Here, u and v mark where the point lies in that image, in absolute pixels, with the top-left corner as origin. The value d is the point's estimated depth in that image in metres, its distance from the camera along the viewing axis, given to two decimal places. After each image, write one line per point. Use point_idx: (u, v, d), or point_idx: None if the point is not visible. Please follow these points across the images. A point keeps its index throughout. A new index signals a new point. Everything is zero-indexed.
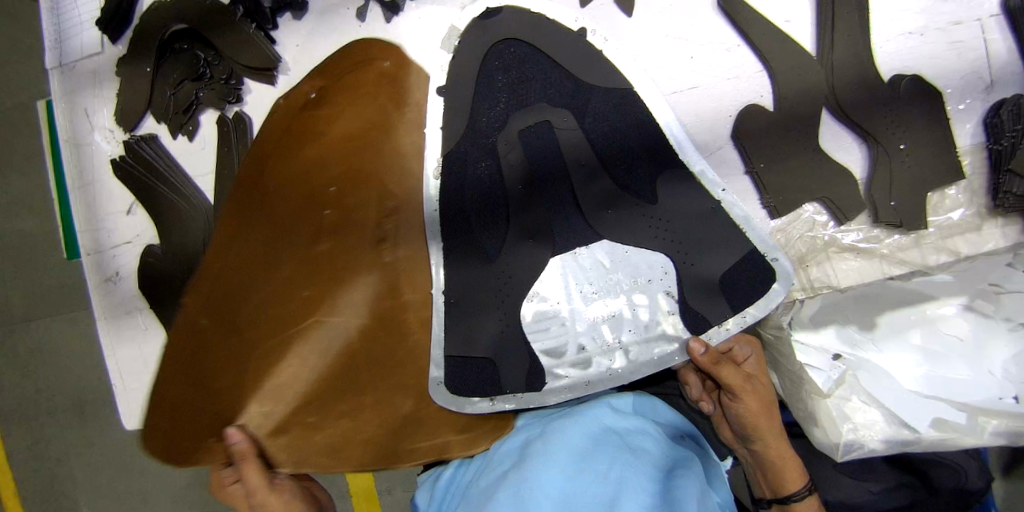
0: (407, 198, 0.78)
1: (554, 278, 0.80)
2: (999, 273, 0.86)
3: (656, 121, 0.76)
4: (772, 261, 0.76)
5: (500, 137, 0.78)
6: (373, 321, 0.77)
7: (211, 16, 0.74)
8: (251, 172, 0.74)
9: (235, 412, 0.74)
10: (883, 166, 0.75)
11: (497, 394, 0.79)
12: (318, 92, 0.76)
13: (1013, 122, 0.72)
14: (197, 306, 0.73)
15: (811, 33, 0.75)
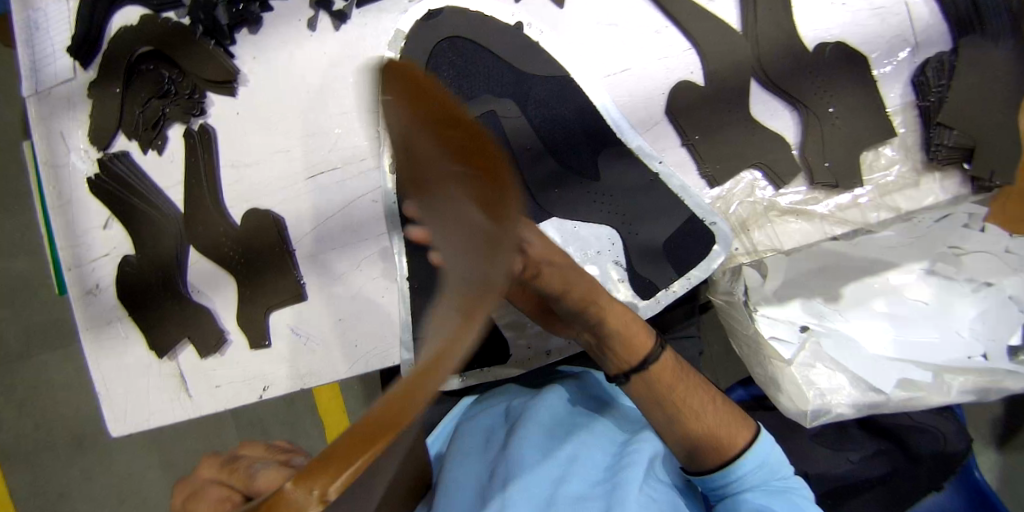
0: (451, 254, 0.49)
1: None
2: (957, 237, 0.85)
3: (594, 105, 0.75)
4: (710, 225, 0.74)
5: None
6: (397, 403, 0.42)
7: (172, 37, 0.81)
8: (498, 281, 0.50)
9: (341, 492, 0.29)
10: (815, 129, 0.76)
11: (466, 370, 0.78)
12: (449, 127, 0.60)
13: (938, 78, 0.78)
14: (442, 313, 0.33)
15: (734, 11, 0.77)
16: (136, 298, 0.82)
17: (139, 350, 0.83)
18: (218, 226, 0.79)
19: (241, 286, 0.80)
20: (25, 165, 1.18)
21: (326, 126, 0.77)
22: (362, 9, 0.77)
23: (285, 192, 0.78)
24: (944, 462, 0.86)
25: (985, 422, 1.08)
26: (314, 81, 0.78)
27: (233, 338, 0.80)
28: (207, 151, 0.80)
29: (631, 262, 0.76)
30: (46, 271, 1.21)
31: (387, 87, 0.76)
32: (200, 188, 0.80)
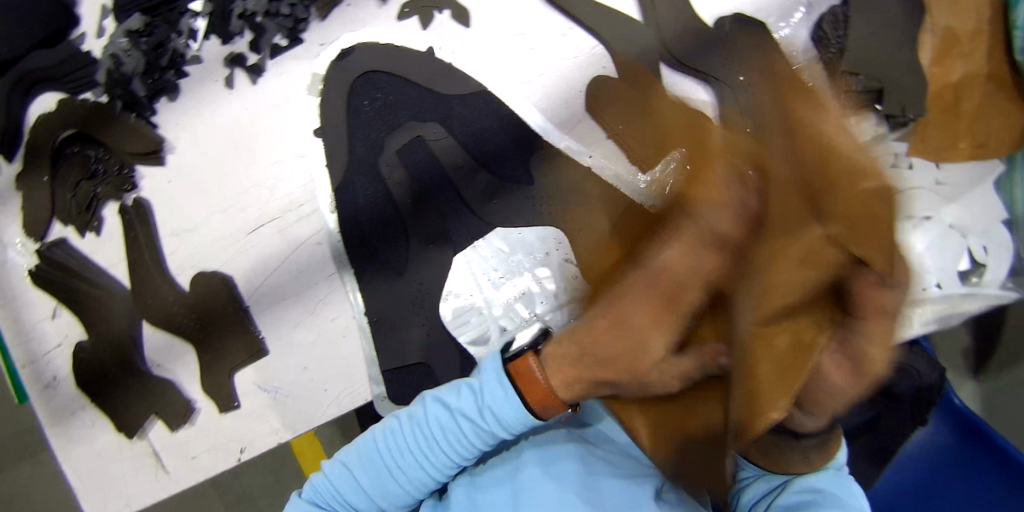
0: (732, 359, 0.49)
1: (461, 273, 0.77)
2: (887, 177, 0.88)
3: (527, 123, 0.78)
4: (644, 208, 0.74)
5: (381, 160, 0.78)
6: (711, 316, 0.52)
7: (94, 116, 0.81)
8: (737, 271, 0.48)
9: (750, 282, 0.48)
10: (729, 98, 0.78)
11: None
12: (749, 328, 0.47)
13: (834, 29, 0.83)
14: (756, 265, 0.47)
15: (631, 2, 0.80)
16: (95, 385, 0.80)
17: (109, 437, 0.81)
18: (168, 296, 0.79)
19: (199, 351, 0.78)
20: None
21: (259, 180, 0.78)
22: (275, 59, 0.78)
23: (229, 250, 0.78)
24: (923, 398, 0.86)
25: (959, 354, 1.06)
26: (239, 137, 0.78)
27: (201, 406, 0.79)
28: (145, 223, 0.79)
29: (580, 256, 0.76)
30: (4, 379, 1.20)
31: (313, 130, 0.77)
32: (143, 260, 0.79)
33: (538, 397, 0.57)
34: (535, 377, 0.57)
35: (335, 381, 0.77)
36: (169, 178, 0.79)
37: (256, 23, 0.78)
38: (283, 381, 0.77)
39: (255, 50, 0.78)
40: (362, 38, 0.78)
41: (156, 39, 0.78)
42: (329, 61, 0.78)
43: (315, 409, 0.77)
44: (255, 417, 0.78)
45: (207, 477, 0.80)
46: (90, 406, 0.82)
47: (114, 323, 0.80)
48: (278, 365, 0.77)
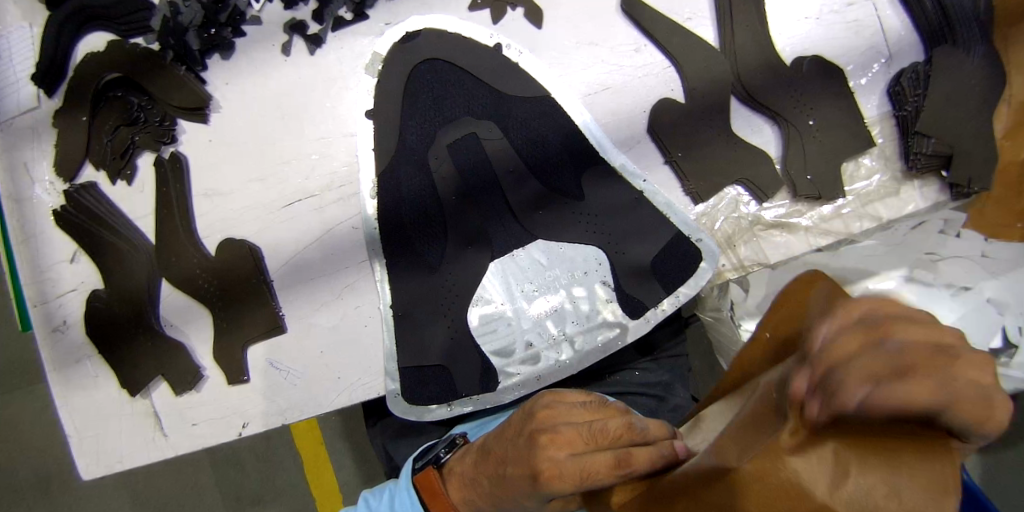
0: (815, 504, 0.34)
1: (495, 280, 0.75)
2: (934, 242, 0.88)
3: (574, 123, 0.74)
4: (697, 242, 0.72)
5: (430, 152, 0.75)
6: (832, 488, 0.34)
7: (141, 62, 0.78)
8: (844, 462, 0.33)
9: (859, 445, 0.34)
10: (795, 143, 0.77)
11: (454, 399, 0.75)
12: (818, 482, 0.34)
13: (914, 87, 0.79)
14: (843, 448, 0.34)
15: (710, 28, 0.77)
16: (105, 336, 0.79)
17: (111, 390, 0.80)
18: (192, 258, 0.76)
19: (216, 319, 0.76)
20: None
21: (302, 153, 0.75)
22: (338, 32, 0.75)
23: (261, 221, 0.76)
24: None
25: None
26: (288, 107, 0.76)
27: (210, 374, 0.77)
28: (179, 179, 0.77)
29: (619, 280, 0.74)
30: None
31: (365, 111, 0.74)
32: (172, 217, 0.77)
33: (437, 505, 0.64)
34: (435, 492, 0.65)
35: (349, 370, 0.75)
36: (211, 138, 0.77)
37: None
38: (297, 362, 0.75)
39: (317, 19, 0.75)
40: (430, 21, 0.75)
41: None
42: (392, 42, 0.75)
43: (326, 395, 0.75)
44: (262, 393, 0.76)
45: (203, 447, 0.78)
46: (96, 356, 0.81)
47: (133, 275, 0.78)
48: (295, 345, 0.75)
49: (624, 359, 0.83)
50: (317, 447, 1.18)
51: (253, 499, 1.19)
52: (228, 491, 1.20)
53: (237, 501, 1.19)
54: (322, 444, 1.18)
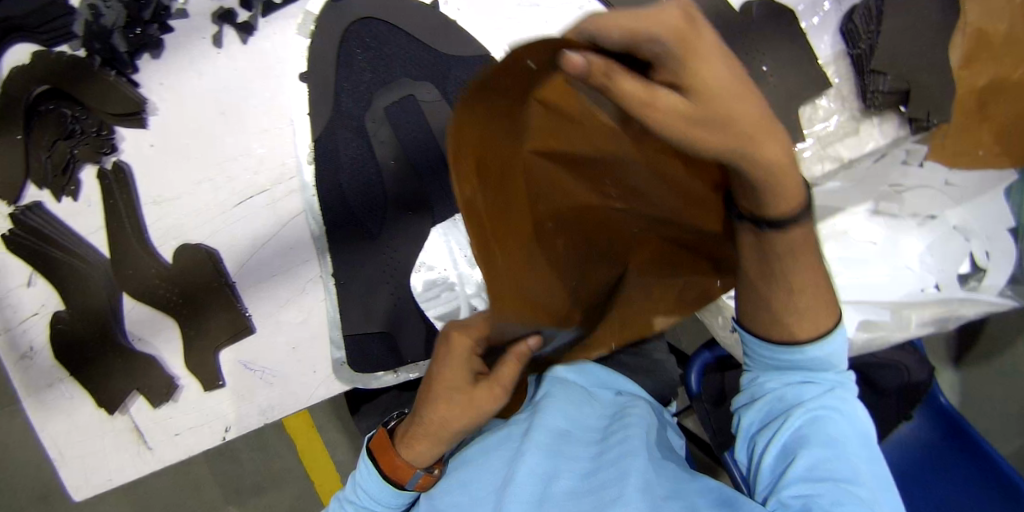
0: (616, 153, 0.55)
1: (438, 246, 0.74)
2: (897, 173, 0.88)
3: None
4: None
5: (367, 115, 0.72)
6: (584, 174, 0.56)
7: (70, 73, 0.75)
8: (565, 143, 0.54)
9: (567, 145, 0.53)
10: (752, 89, 0.76)
11: (399, 365, 0.75)
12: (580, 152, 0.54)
13: (866, 25, 0.79)
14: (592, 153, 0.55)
15: None
16: (74, 357, 0.77)
17: (89, 410, 0.79)
18: (149, 268, 0.74)
19: (183, 328, 0.74)
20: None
21: (247, 148, 0.72)
22: (269, 19, 0.71)
23: (213, 223, 0.72)
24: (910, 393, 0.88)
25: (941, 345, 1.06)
26: (227, 102, 0.72)
27: (185, 383, 0.76)
28: (124, 190, 0.74)
29: None
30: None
31: (299, 74, 0.72)
32: (123, 229, 0.74)
33: (388, 462, 0.60)
34: (386, 446, 0.60)
35: (324, 364, 0.74)
36: (151, 142, 0.74)
37: None
38: (269, 361, 0.74)
39: (246, 6, 0.71)
40: None
41: None
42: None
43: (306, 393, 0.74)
44: (239, 397, 0.75)
45: (190, 454, 0.77)
46: (68, 378, 0.80)
47: (94, 292, 0.76)
48: (265, 345, 0.74)
49: None
50: (309, 434, 1.19)
51: (253, 496, 1.20)
52: (227, 492, 1.20)
53: (239, 499, 1.20)
54: (315, 434, 1.19)
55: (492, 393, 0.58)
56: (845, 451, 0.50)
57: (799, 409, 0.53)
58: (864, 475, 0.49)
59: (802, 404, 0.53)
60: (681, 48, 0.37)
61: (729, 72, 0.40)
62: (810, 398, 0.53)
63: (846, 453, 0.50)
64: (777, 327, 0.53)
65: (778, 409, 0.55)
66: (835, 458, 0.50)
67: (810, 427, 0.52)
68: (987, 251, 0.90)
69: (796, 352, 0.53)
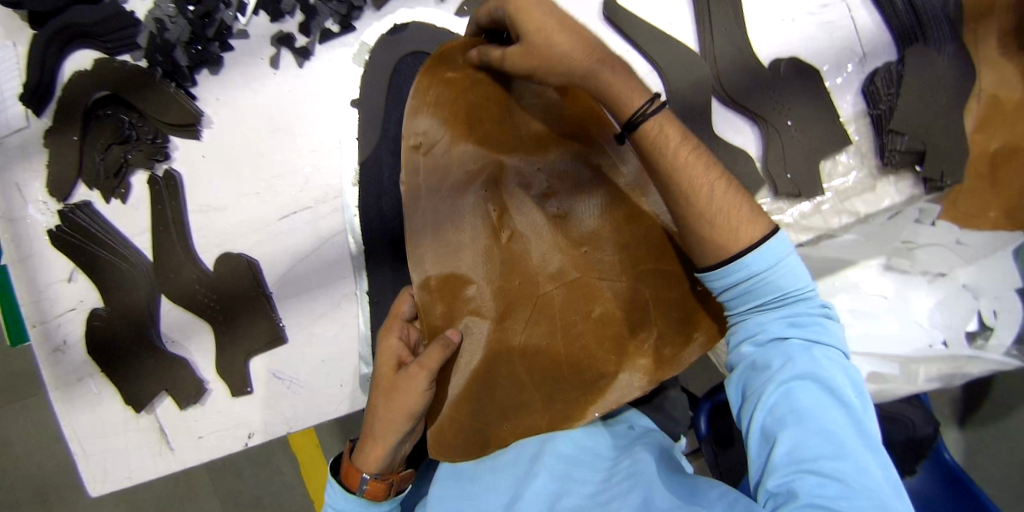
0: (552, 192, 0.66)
1: None
2: (910, 231, 0.92)
3: None
4: None
5: None
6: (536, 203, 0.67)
7: (130, 82, 0.78)
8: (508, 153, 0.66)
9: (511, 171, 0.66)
10: (776, 142, 0.80)
11: None
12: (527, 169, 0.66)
13: (887, 87, 0.82)
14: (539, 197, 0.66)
15: (691, 32, 0.80)
16: (106, 354, 0.80)
17: (116, 407, 0.81)
18: (190, 273, 0.77)
19: (217, 333, 0.77)
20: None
21: (294, 166, 0.76)
22: (327, 46, 0.76)
23: (257, 235, 0.76)
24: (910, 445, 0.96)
25: (946, 401, 1.08)
26: (279, 120, 0.76)
27: (214, 387, 0.79)
28: (173, 197, 0.77)
29: None
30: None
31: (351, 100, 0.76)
32: (168, 234, 0.77)
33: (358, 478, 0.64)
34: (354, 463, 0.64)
35: (351, 377, 0.77)
36: (203, 153, 0.77)
37: (308, 4, 0.74)
38: (299, 371, 0.77)
39: (304, 32, 0.75)
40: (418, 16, 0.76)
41: (204, 8, 0.75)
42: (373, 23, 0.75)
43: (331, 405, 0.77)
44: (268, 404, 0.78)
45: (212, 457, 0.80)
46: (97, 373, 0.82)
47: (133, 291, 0.79)
48: (296, 355, 0.77)
49: None
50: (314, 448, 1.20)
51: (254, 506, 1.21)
52: (230, 498, 1.21)
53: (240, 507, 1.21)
54: (318, 451, 1.20)
55: (423, 368, 0.61)
56: (824, 415, 0.50)
57: (773, 380, 0.52)
58: (847, 439, 0.49)
59: (769, 382, 0.52)
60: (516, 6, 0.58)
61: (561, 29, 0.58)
62: (775, 371, 0.53)
63: (824, 415, 0.50)
64: (715, 256, 0.55)
65: (748, 388, 0.54)
66: (815, 433, 0.49)
67: (782, 403, 0.51)
68: (994, 310, 0.94)
69: (729, 275, 0.55)
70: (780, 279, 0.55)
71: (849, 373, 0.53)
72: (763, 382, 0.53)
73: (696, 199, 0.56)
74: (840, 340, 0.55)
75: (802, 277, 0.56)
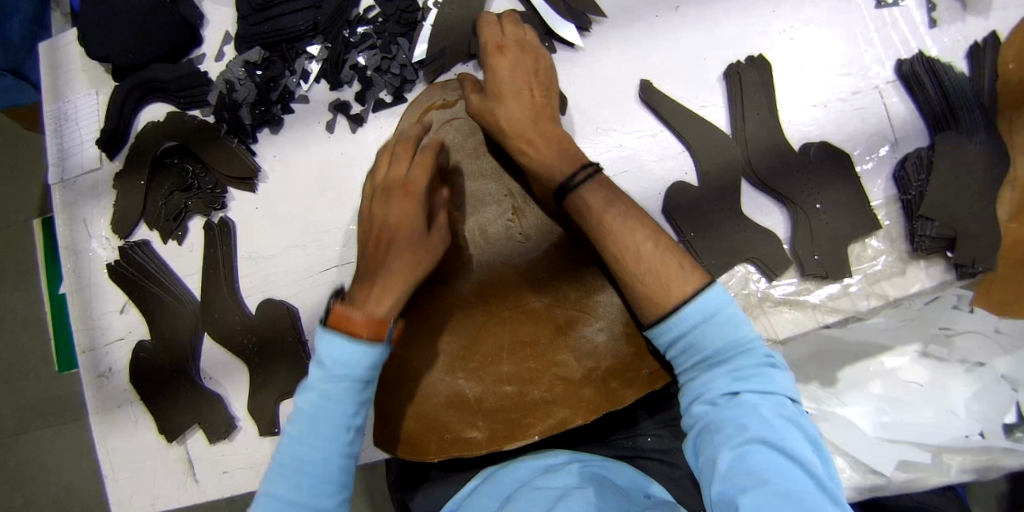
0: (528, 255, 0.78)
1: None
2: (947, 318, 0.95)
3: None
4: None
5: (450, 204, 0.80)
6: (511, 268, 0.78)
7: (197, 135, 0.86)
8: (485, 218, 0.78)
9: (489, 234, 0.78)
10: (803, 224, 0.81)
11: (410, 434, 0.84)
12: (513, 236, 0.78)
13: (917, 173, 0.83)
14: (516, 259, 0.78)
15: (724, 115, 0.83)
16: (146, 386, 0.84)
17: (149, 436, 0.85)
18: (233, 316, 0.82)
19: (252, 374, 0.81)
20: (32, 243, 1.28)
21: (339, 222, 0.81)
22: (379, 112, 0.82)
23: (300, 284, 0.81)
24: None
25: None
26: (329, 178, 0.82)
27: (243, 425, 0.82)
28: (226, 243, 0.83)
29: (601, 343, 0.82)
30: (44, 350, 1.27)
31: None
32: (218, 278, 0.83)
33: (354, 328, 0.61)
34: (349, 319, 0.61)
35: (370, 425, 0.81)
36: (256, 204, 0.83)
37: (366, 76, 0.82)
38: None
39: (359, 100, 0.82)
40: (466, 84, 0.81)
41: (271, 74, 0.84)
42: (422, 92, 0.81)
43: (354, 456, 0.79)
44: None
45: (234, 495, 0.82)
46: (136, 402, 0.86)
47: (177, 327, 0.84)
48: None
49: (638, 426, 0.87)
50: None
51: None
52: None
53: None
54: None
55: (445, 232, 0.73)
56: (782, 473, 0.51)
57: (729, 436, 0.54)
58: (810, 496, 0.49)
59: (725, 444, 0.54)
60: (493, 53, 0.74)
61: (524, 77, 0.73)
62: (729, 433, 0.54)
63: (780, 471, 0.51)
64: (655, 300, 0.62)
65: (705, 451, 0.56)
66: (776, 494, 0.49)
67: (739, 465, 0.52)
68: None
69: (669, 316, 0.61)
70: (720, 327, 0.60)
71: (798, 422, 0.55)
72: (717, 446, 0.54)
73: (622, 258, 0.64)
74: (786, 387, 0.58)
75: (741, 325, 0.60)
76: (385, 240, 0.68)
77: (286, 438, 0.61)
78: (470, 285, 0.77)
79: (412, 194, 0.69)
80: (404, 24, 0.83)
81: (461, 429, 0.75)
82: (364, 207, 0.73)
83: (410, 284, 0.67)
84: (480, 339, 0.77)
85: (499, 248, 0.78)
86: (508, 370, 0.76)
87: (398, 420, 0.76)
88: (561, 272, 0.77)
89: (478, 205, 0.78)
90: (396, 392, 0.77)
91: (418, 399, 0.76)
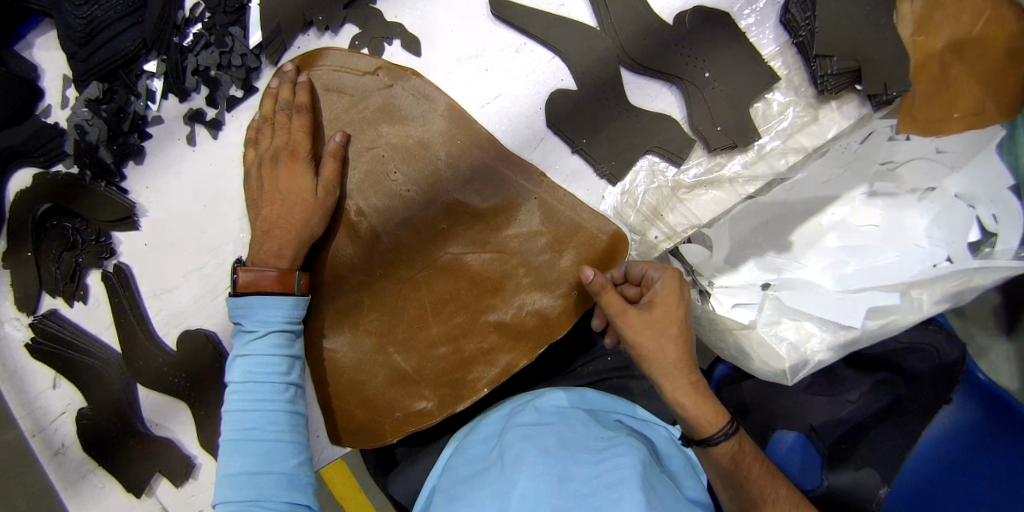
0: (423, 212, 0.74)
1: None
2: (886, 152, 0.91)
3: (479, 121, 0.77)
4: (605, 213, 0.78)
5: None
6: (409, 229, 0.74)
7: (66, 190, 0.81)
8: (367, 187, 0.73)
9: (377, 200, 0.73)
10: (695, 98, 0.77)
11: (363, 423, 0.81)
12: (401, 197, 0.74)
13: (802, 12, 0.78)
14: (411, 219, 0.74)
15: (586, 9, 0.77)
16: (96, 452, 0.82)
17: (120, 498, 0.84)
18: (156, 358, 0.80)
19: (195, 407, 0.81)
20: None
21: (233, 233, 0.79)
22: (234, 110, 0.79)
23: (214, 307, 0.80)
24: (945, 374, 0.92)
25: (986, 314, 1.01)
26: (210, 193, 0.79)
27: (202, 461, 0.82)
28: (126, 289, 0.80)
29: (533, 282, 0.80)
30: None
31: None
32: (130, 326, 0.80)
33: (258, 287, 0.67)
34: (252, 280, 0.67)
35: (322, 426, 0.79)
36: (145, 241, 0.80)
37: (210, 76, 0.77)
38: None
39: (212, 104, 0.78)
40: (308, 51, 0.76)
41: (116, 105, 0.78)
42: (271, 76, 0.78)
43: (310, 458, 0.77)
44: None
45: None
46: (99, 468, 0.84)
47: (110, 385, 0.82)
48: None
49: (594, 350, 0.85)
50: None
51: None
52: None
53: None
54: None
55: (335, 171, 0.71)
56: None
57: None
58: None
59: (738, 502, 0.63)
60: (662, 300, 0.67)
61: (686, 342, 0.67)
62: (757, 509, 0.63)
63: None
64: None
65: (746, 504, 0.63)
66: None
67: None
68: (995, 214, 0.90)
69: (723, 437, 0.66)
70: None
71: None
72: None
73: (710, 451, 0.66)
74: None
75: None
76: (279, 196, 0.69)
77: (231, 411, 0.66)
78: (372, 259, 0.74)
79: (298, 158, 0.70)
80: (230, 11, 0.77)
81: (409, 401, 0.75)
82: (249, 166, 0.72)
83: (304, 235, 0.69)
84: (402, 310, 0.74)
85: (390, 213, 0.74)
86: (438, 331, 0.74)
87: (346, 413, 0.75)
88: (460, 218, 0.74)
89: (357, 177, 0.73)
90: (334, 386, 0.75)
91: (358, 385, 0.75)
